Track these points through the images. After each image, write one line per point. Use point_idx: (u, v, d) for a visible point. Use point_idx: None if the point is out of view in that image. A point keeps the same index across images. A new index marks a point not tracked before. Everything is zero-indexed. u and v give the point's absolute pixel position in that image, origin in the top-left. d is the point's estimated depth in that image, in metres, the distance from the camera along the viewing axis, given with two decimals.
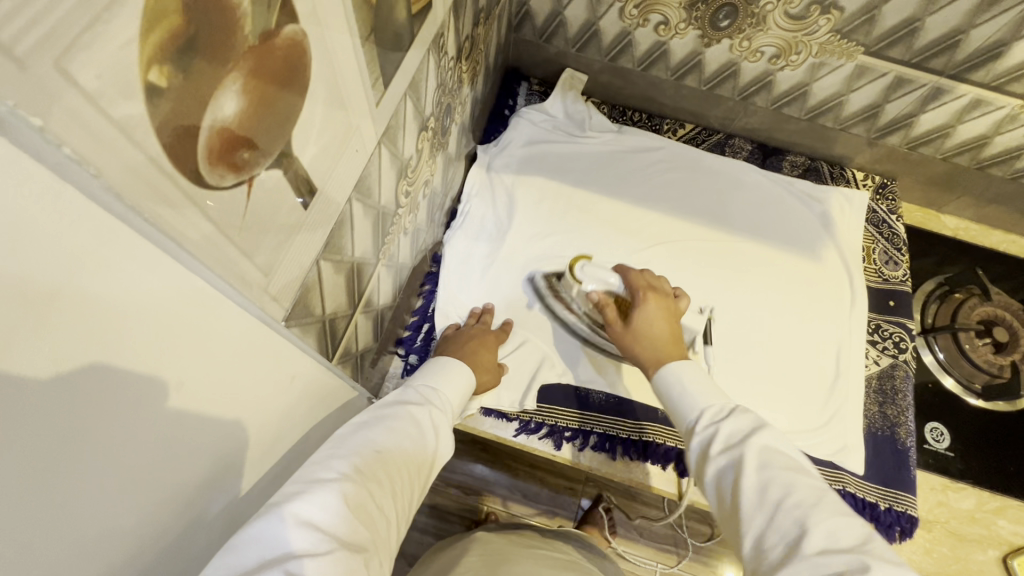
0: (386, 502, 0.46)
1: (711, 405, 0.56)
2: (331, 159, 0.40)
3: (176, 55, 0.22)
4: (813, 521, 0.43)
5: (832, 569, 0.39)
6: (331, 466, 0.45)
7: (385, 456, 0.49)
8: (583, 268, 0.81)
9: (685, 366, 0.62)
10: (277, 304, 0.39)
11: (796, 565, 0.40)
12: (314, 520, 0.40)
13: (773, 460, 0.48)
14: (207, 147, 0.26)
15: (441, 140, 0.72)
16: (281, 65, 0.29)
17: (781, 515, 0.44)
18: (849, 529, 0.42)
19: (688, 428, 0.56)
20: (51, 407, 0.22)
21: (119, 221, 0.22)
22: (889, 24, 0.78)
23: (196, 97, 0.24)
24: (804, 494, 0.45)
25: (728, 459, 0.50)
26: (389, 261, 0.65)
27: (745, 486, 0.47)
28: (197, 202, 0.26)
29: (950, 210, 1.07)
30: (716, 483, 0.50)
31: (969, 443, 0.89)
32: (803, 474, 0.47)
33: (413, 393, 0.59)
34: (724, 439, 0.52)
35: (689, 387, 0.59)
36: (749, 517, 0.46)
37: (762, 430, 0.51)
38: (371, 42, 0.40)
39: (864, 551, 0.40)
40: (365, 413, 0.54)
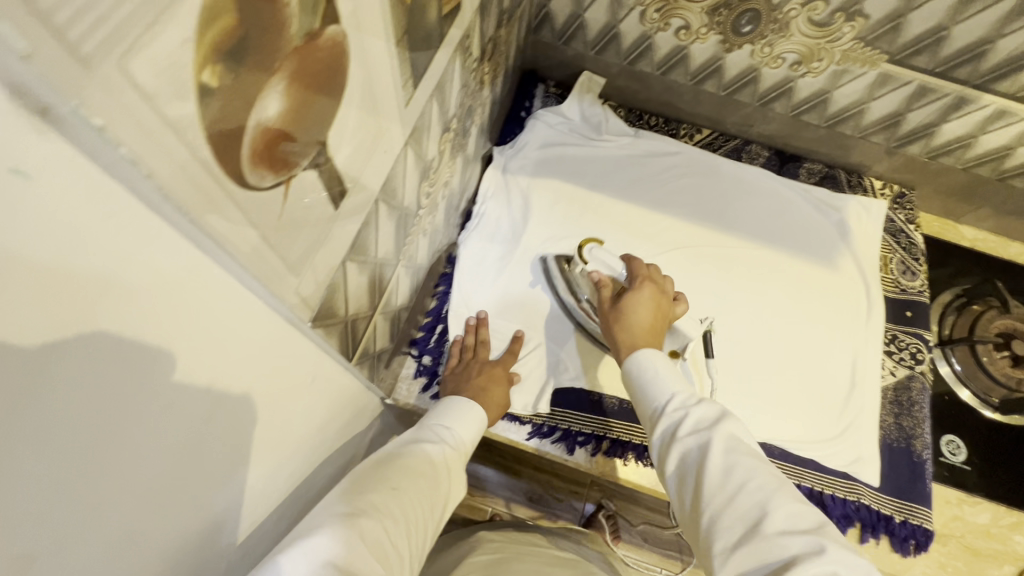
0: (401, 539, 0.46)
1: (679, 392, 0.56)
2: (361, 160, 0.39)
3: (227, 55, 0.22)
4: (773, 504, 0.43)
5: (792, 551, 0.40)
6: (349, 501, 0.45)
7: (400, 494, 0.49)
8: (592, 250, 0.81)
9: (653, 353, 0.61)
10: (306, 305, 0.38)
11: (756, 544, 0.41)
12: (332, 557, 0.39)
13: (737, 445, 0.48)
14: (250, 147, 0.26)
15: (461, 141, 0.72)
16: (323, 65, 0.29)
17: (742, 499, 0.44)
18: (806, 512, 0.43)
19: (655, 413, 0.56)
20: (77, 392, 0.21)
21: (155, 215, 0.22)
22: (915, 32, 0.77)
23: (243, 97, 0.24)
24: (764, 479, 0.45)
25: (695, 442, 0.49)
26: (407, 262, 0.65)
27: (710, 469, 0.46)
28: (239, 203, 0.26)
29: (969, 221, 1.06)
30: (679, 467, 0.50)
31: (986, 457, 0.88)
32: (762, 460, 0.48)
33: (428, 433, 0.60)
34: (691, 424, 0.51)
35: (660, 373, 0.58)
36: (709, 501, 0.45)
37: (726, 417, 0.51)
38: (404, 43, 0.40)
39: (821, 533, 0.41)
40: (381, 451, 0.54)
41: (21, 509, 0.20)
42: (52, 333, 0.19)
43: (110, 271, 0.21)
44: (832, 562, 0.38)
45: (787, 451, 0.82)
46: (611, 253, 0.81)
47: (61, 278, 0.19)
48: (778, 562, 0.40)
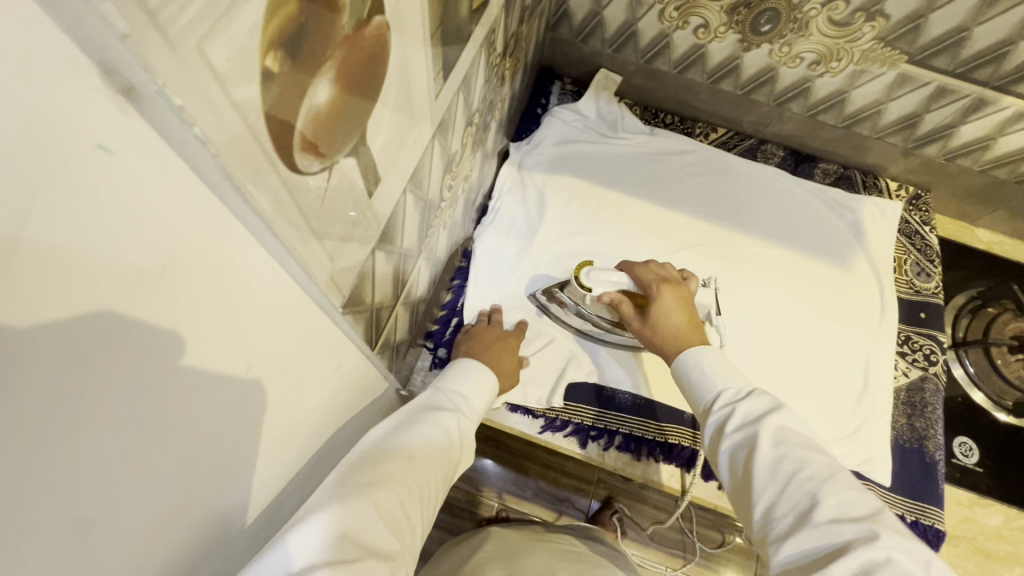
0: (416, 509, 0.47)
1: (727, 387, 0.57)
2: (394, 150, 0.40)
3: (289, 42, 0.22)
4: (825, 493, 0.43)
5: (847, 537, 0.40)
6: (369, 469, 0.46)
7: (416, 462, 0.49)
8: (590, 274, 0.74)
9: (706, 351, 0.61)
10: (337, 291, 0.39)
11: (807, 534, 0.42)
12: (349, 527, 0.40)
13: (787, 437, 0.49)
14: (301, 132, 0.27)
15: (482, 136, 0.73)
16: (368, 54, 0.30)
17: (794, 489, 0.45)
18: (861, 499, 0.43)
19: (704, 410, 0.57)
20: (118, 366, 0.22)
21: (206, 198, 0.23)
22: (936, 32, 0.77)
23: (298, 84, 0.24)
24: (818, 468, 0.45)
25: (743, 436, 0.51)
26: (428, 254, 0.65)
27: (759, 461, 0.47)
28: (288, 185, 0.27)
29: (985, 224, 1.06)
30: (729, 460, 0.51)
31: (999, 459, 0.88)
32: (814, 450, 0.48)
33: (443, 400, 0.61)
34: (739, 418, 0.52)
35: (707, 369, 0.59)
36: (760, 491, 0.46)
37: (777, 410, 0.52)
38: (437, 36, 0.41)
39: (877, 520, 0.41)
40: (397, 417, 0.55)
41: (61, 478, 0.21)
42: (104, 308, 0.20)
43: (156, 251, 0.21)
44: (887, 547, 0.38)
45: None
46: (607, 268, 0.76)
47: (115, 256, 0.19)
48: (831, 547, 0.40)
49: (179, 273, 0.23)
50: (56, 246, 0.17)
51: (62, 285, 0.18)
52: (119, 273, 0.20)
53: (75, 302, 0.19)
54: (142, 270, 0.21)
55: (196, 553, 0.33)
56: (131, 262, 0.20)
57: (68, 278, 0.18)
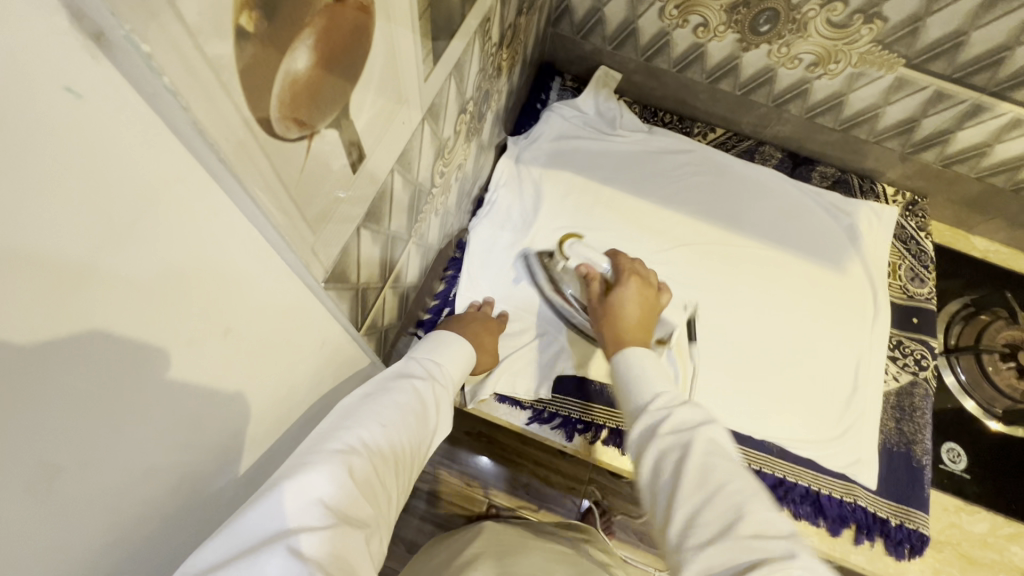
0: (389, 477, 0.48)
1: (664, 393, 0.57)
2: (380, 129, 0.41)
3: (264, 2, 0.23)
4: (747, 509, 0.45)
5: (762, 552, 0.42)
6: (341, 437, 0.46)
7: (390, 430, 0.50)
8: (574, 245, 0.83)
9: (642, 355, 0.64)
10: (320, 266, 0.40)
11: (728, 546, 0.43)
12: (320, 496, 0.41)
13: (717, 451, 0.50)
14: (280, 98, 0.27)
15: (477, 126, 0.73)
16: (350, 27, 0.30)
17: (719, 500, 0.46)
18: (779, 519, 0.45)
19: (637, 413, 0.57)
20: (70, 349, 0.21)
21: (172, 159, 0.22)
22: (932, 37, 0.76)
23: (275, 46, 0.25)
24: (742, 485, 0.47)
25: (675, 441, 0.51)
26: (419, 239, 0.66)
27: (688, 469, 0.48)
28: (266, 150, 0.28)
29: (981, 232, 1.05)
30: (655, 464, 0.51)
31: (988, 467, 0.87)
32: (740, 467, 0.50)
33: (415, 367, 0.60)
34: (674, 423, 0.53)
35: (646, 374, 0.61)
36: (683, 501, 0.47)
37: (709, 422, 0.53)
38: (427, 16, 0.41)
39: (794, 540, 0.43)
40: (368, 385, 0.54)
41: (35, 429, 0.21)
42: (76, 272, 0.20)
43: (133, 206, 0.21)
44: (798, 566, 0.41)
45: (787, 450, 0.82)
46: (592, 248, 0.84)
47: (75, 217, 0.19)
48: (747, 561, 0.42)
49: (145, 241, 0.23)
50: (11, 214, 0.17)
51: (19, 254, 0.18)
52: (79, 234, 0.20)
53: (53, 249, 0.19)
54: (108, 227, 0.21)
55: (171, 525, 0.34)
56: (98, 231, 0.20)
57: (42, 226, 0.18)
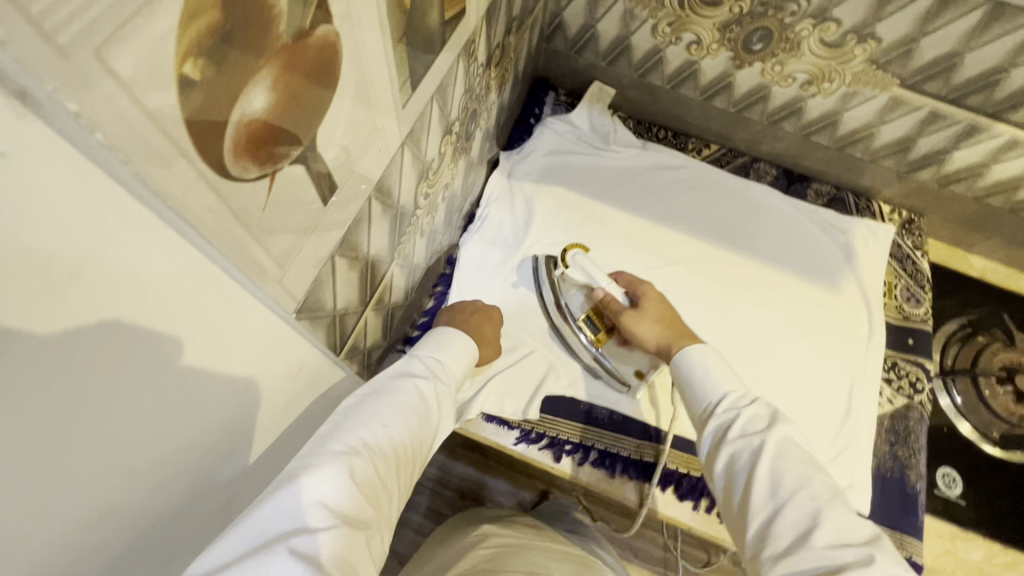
0: (393, 476, 0.48)
1: (730, 391, 0.56)
2: (352, 159, 0.40)
3: (209, 50, 0.22)
4: (826, 515, 0.43)
5: (842, 560, 0.40)
6: (344, 437, 0.46)
7: (394, 432, 0.49)
8: (576, 257, 0.80)
9: (706, 351, 0.61)
10: (291, 298, 0.39)
11: (807, 556, 0.41)
12: (323, 499, 0.41)
13: (791, 451, 0.49)
14: (234, 139, 0.26)
15: (465, 145, 0.73)
16: (313, 63, 0.30)
17: (795, 506, 0.45)
18: (860, 525, 0.43)
19: (704, 412, 0.56)
20: (54, 353, 0.21)
21: (134, 198, 0.22)
22: (927, 58, 0.75)
23: (227, 90, 0.24)
24: (818, 489, 0.46)
25: (745, 444, 0.50)
26: (403, 260, 0.65)
27: (762, 473, 0.47)
28: (220, 192, 0.27)
29: (979, 251, 1.04)
30: (727, 468, 0.50)
31: (983, 493, 0.86)
32: (818, 468, 0.48)
33: (415, 366, 0.57)
34: (742, 425, 0.52)
35: (710, 372, 0.58)
36: (758, 507, 0.46)
37: (780, 420, 0.51)
38: (402, 45, 0.40)
39: (877, 546, 0.42)
40: (371, 384, 0.53)
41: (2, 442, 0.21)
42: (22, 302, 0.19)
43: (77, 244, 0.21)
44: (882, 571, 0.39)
45: None
46: (595, 262, 0.80)
47: (49, 236, 0.20)
48: (828, 568, 0.40)
49: (116, 255, 0.23)
50: None
51: None
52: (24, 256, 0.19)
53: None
54: (80, 247, 0.21)
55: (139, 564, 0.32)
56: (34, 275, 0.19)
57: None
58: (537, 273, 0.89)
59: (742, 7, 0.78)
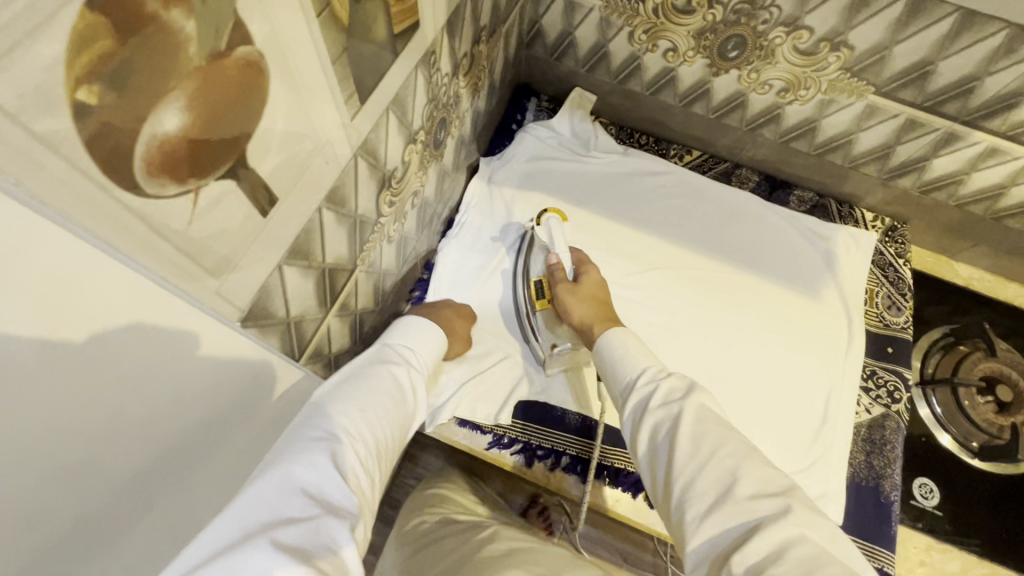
0: (372, 464, 0.48)
1: (647, 367, 0.57)
2: (293, 173, 0.41)
3: (107, 77, 0.23)
4: (743, 470, 0.45)
5: (760, 514, 0.42)
6: (318, 429, 0.46)
7: (369, 418, 0.50)
8: (551, 220, 0.83)
9: (623, 334, 0.63)
10: (233, 307, 0.40)
11: (730, 513, 0.42)
12: (305, 487, 0.41)
13: (707, 415, 0.50)
14: (145, 157, 0.27)
15: (434, 152, 0.73)
16: (234, 84, 0.31)
17: (714, 465, 0.45)
18: (776, 476, 0.45)
19: (626, 389, 0.57)
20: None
21: (37, 217, 0.23)
22: (900, 66, 0.75)
23: (131, 112, 0.25)
24: (734, 447, 0.47)
25: (665, 414, 0.51)
26: (369, 267, 0.66)
27: (680, 439, 0.48)
28: (133, 209, 0.28)
29: (964, 259, 1.03)
30: (651, 442, 0.51)
31: (962, 504, 0.85)
32: (731, 428, 0.49)
33: (390, 356, 0.59)
34: (661, 396, 0.53)
35: (627, 352, 0.60)
36: (679, 469, 0.46)
37: (697, 387, 0.52)
38: (344, 59, 0.41)
39: (791, 494, 0.44)
40: (343, 374, 0.54)
41: None
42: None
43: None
44: (798, 524, 0.41)
45: None
46: (564, 233, 0.83)
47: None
48: (751, 525, 0.42)
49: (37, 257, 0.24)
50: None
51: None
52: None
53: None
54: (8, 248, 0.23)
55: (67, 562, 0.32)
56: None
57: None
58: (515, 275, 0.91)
59: (714, 15, 0.78)
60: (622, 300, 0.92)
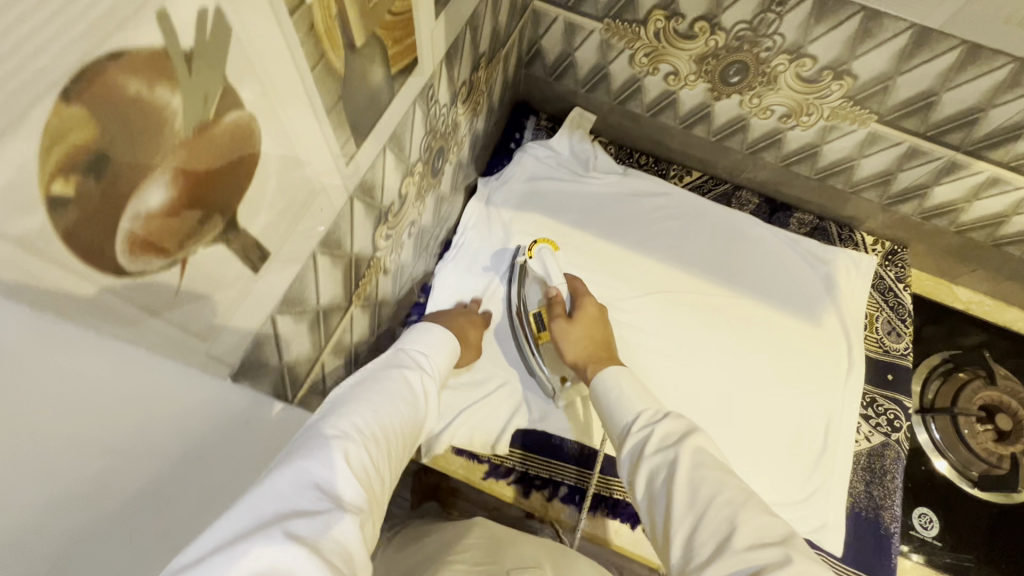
0: (382, 464, 0.44)
1: (644, 408, 0.56)
2: (286, 226, 0.39)
3: (84, 167, 0.22)
4: (741, 518, 0.44)
5: (758, 562, 0.41)
6: (332, 426, 0.42)
7: (383, 417, 0.46)
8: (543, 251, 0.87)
9: (620, 373, 0.62)
10: (225, 364, 0.38)
11: (728, 563, 0.41)
12: (318, 480, 0.36)
13: (705, 459, 0.49)
14: (128, 237, 0.26)
15: (432, 181, 0.72)
16: (224, 151, 0.30)
17: (711, 515, 0.45)
18: (773, 525, 0.44)
19: (623, 432, 0.56)
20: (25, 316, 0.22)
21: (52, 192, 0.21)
22: (904, 96, 0.74)
23: (112, 197, 0.24)
24: (732, 493, 0.46)
25: (661, 458, 0.50)
26: (364, 300, 0.65)
27: (680, 486, 0.47)
28: (116, 291, 0.26)
29: (965, 283, 1.02)
30: (648, 485, 0.50)
31: (961, 534, 0.84)
32: (731, 475, 0.49)
33: (403, 360, 0.56)
34: (657, 440, 0.52)
35: (623, 394, 0.59)
36: (678, 520, 0.46)
37: (694, 432, 0.52)
38: (339, 107, 0.40)
39: (790, 545, 0.42)
40: (356, 375, 0.51)
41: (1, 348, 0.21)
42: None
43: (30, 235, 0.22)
44: (797, 571, 0.39)
45: None
46: (557, 264, 0.86)
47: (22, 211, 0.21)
48: (746, 572, 0.40)
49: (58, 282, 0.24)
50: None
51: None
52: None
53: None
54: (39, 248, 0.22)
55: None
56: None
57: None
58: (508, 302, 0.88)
59: (717, 40, 0.77)
60: (622, 325, 0.90)
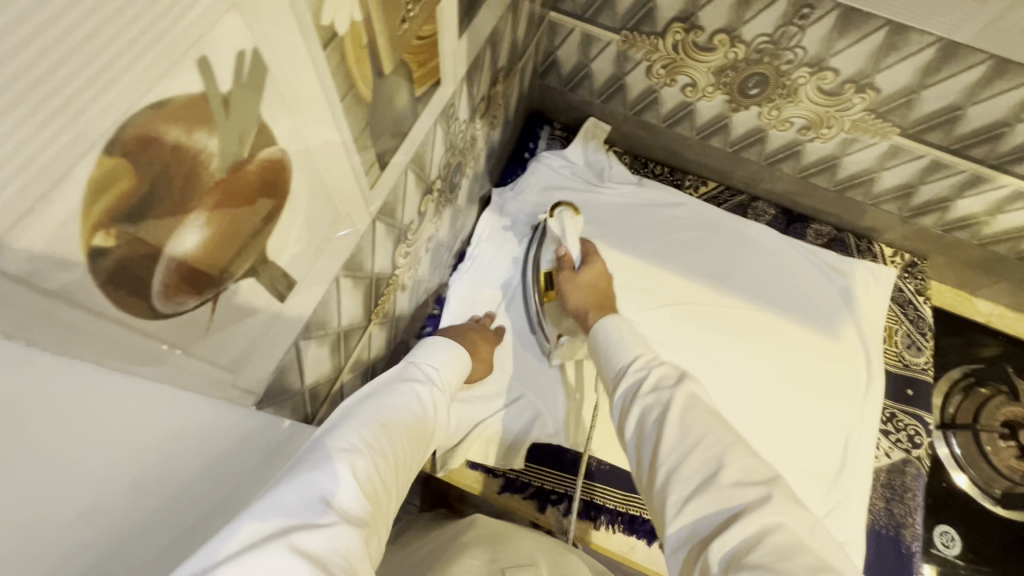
0: (391, 477, 0.42)
1: (638, 354, 0.55)
2: (312, 255, 0.39)
3: (125, 216, 0.22)
4: (727, 459, 0.43)
5: (739, 500, 0.41)
6: (340, 437, 0.40)
7: (393, 429, 0.44)
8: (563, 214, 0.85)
9: (617, 319, 0.60)
10: (249, 394, 0.38)
11: (711, 497, 0.41)
12: (325, 494, 0.35)
13: (697, 403, 0.48)
14: (164, 281, 0.25)
15: (450, 195, 0.72)
16: (255, 188, 0.29)
17: (697, 453, 0.44)
18: (760, 465, 0.44)
19: (617, 376, 0.55)
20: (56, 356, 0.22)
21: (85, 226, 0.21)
22: (928, 109, 0.73)
23: (149, 242, 0.24)
24: (720, 435, 0.45)
25: (654, 399, 0.49)
26: (382, 318, 0.64)
27: (669, 425, 0.46)
28: (150, 336, 0.26)
29: (985, 295, 1.00)
30: (638, 428, 0.49)
31: (983, 553, 0.83)
32: (719, 418, 0.47)
33: (414, 372, 0.54)
34: (650, 383, 0.51)
35: (619, 337, 0.57)
36: (663, 457, 0.45)
37: (687, 377, 0.50)
38: (366, 134, 0.39)
39: (773, 484, 0.42)
40: (367, 387, 0.49)
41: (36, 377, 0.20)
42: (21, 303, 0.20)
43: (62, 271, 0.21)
44: (777, 512, 0.40)
45: None
46: (576, 226, 0.85)
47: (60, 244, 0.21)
48: (731, 511, 0.40)
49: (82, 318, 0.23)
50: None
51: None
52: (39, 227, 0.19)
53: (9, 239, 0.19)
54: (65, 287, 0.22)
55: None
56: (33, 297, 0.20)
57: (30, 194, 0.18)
58: (528, 311, 0.88)
59: (736, 53, 0.77)
60: None
